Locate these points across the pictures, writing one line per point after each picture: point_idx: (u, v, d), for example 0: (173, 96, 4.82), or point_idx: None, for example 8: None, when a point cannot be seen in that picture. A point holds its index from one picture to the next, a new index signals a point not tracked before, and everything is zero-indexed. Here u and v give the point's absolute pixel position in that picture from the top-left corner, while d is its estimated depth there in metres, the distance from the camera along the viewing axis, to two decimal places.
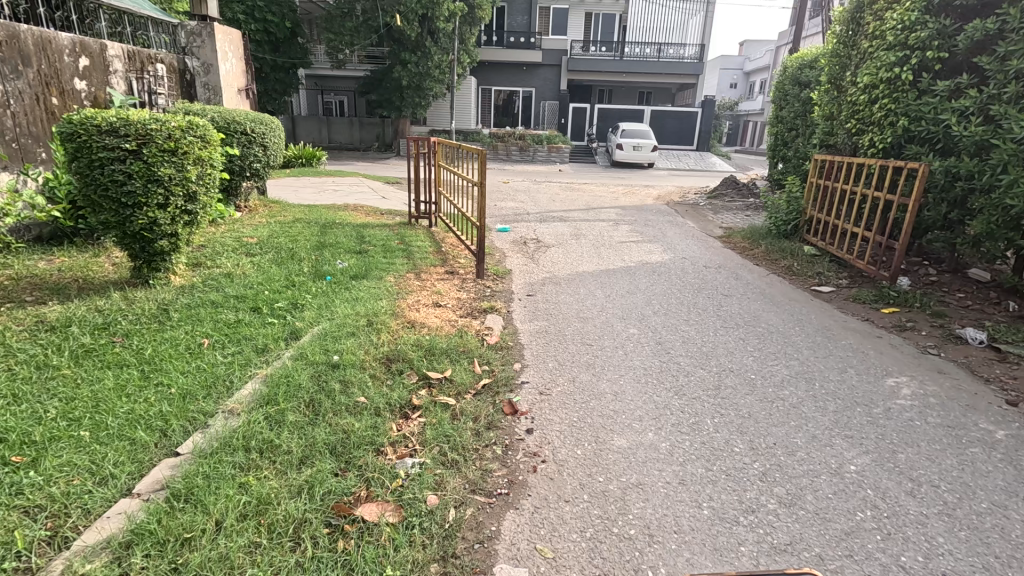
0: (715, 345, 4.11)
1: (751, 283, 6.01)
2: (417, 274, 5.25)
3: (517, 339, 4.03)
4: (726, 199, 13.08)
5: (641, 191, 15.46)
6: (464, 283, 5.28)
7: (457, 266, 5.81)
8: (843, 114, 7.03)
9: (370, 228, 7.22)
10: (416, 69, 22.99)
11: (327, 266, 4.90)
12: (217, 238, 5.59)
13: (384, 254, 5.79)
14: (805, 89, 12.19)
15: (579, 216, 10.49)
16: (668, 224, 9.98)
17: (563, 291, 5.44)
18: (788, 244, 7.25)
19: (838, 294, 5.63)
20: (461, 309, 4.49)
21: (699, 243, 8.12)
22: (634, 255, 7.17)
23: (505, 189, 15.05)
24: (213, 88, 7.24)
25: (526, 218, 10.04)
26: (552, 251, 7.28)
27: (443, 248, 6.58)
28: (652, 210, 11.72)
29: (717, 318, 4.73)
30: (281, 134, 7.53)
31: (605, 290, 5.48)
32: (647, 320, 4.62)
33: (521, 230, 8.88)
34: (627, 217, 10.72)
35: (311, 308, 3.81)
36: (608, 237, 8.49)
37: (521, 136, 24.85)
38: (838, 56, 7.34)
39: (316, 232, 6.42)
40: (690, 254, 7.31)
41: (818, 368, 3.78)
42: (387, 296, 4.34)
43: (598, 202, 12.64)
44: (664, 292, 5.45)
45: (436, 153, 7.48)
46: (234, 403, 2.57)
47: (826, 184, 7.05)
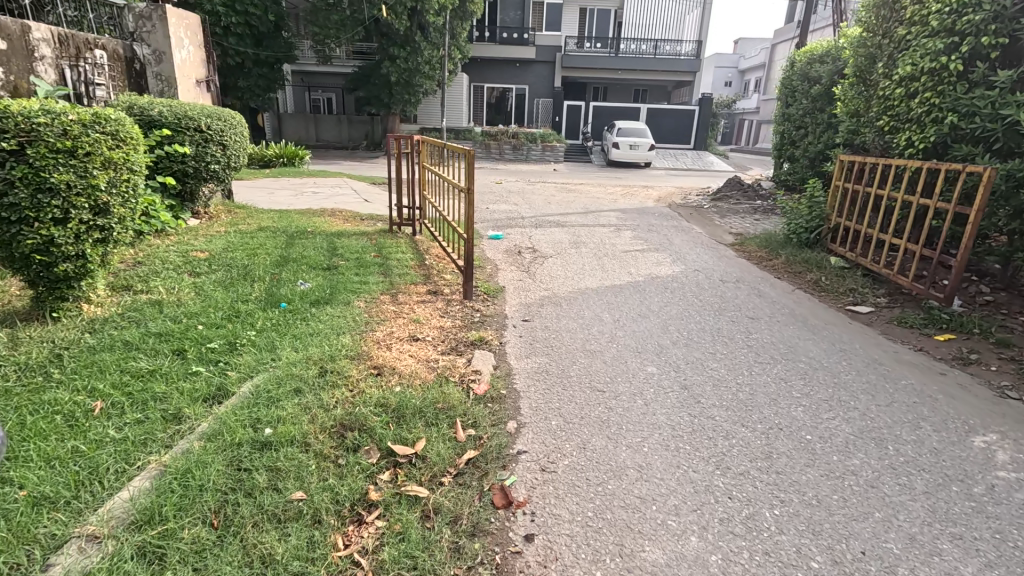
0: (753, 390, 3.36)
1: (776, 302, 5.29)
2: (394, 297, 4.46)
3: (511, 385, 3.26)
4: (731, 200, 12.39)
5: (640, 192, 14.76)
6: (449, 306, 4.50)
7: (441, 284, 5.03)
8: (872, 110, 6.32)
9: (345, 238, 6.43)
10: (405, 64, 22.14)
11: (284, 290, 4.10)
12: (158, 252, 4.78)
13: (357, 271, 4.99)
14: (815, 85, 11.49)
15: (577, 221, 9.75)
16: (673, 230, 9.25)
17: (564, 313, 4.68)
18: (812, 255, 6.54)
19: (879, 316, 4.91)
20: (443, 343, 3.71)
21: (710, 252, 7.39)
22: (641, 267, 6.43)
23: (498, 190, 14.29)
24: (166, 80, 6.42)
25: (520, 223, 9.29)
26: (549, 263, 6.52)
27: (427, 261, 5.79)
28: (655, 213, 11.00)
29: (747, 350, 3.98)
30: (245, 131, 6.67)
31: (613, 312, 4.72)
32: (667, 353, 3.86)
33: (515, 237, 8.12)
34: (628, 221, 9.98)
35: (251, 352, 3.01)
36: (611, 245, 7.75)
37: (515, 135, 24.05)
38: (866, 46, 6.62)
39: (281, 243, 5.63)
40: (703, 266, 6.58)
41: (885, 423, 3.04)
42: (351, 329, 3.55)
43: (597, 205, 11.90)
44: (681, 315, 4.70)
45: (420, 152, 6.70)
46: (98, 524, 1.78)
47: (854, 189, 6.33)
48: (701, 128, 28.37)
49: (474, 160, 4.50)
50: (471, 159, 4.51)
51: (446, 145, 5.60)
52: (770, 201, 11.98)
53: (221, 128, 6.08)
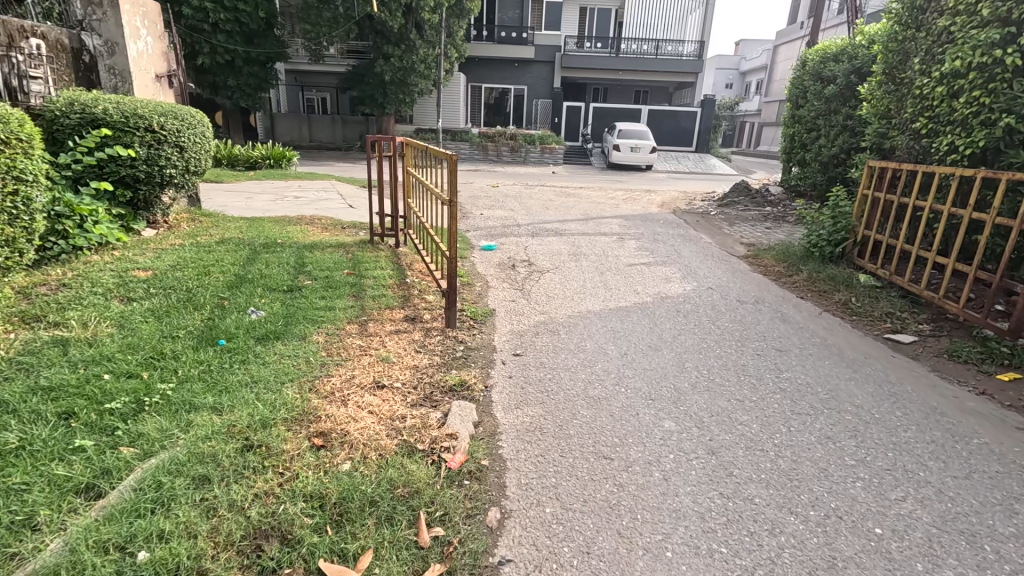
0: (796, 456, 2.71)
1: (804, 328, 4.64)
2: (363, 326, 3.82)
3: (495, 450, 2.62)
4: (739, 207, 11.76)
5: (642, 197, 14.14)
6: (428, 337, 3.85)
7: (421, 308, 4.38)
8: (906, 111, 5.69)
9: (318, 251, 5.79)
10: (400, 63, 21.52)
11: (227, 322, 3.43)
12: (90, 272, 4.12)
13: (324, 293, 4.34)
14: (828, 85, 10.86)
15: (576, 229, 9.11)
16: (680, 239, 8.63)
17: (563, 344, 4.03)
18: (838, 271, 5.90)
19: (925, 347, 4.27)
20: (415, 390, 3.06)
21: (723, 266, 6.76)
22: (648, 284, 5.79)
23: (494, 194, 13.68)
24: (120, 74, 5.75)
25: (516, 232, 8.65)
26: (546, 279, 5.88)
27: (407, 279, 5.14)
28: (659, 221, 10.35)
29: (781, 396, 3.33)
30: (206, 131, 6.00)
31: (618, 343, 4.07)
32: (686, 401, 3.21)
33: (510, 248, 7.48)
34: (631, 229, 9.36)
35: (160, 417, 2.35)
36: (614, 257, 7.12)
37: (513, 136, 23.42)
38: (897, 40, 5.98)
39: (241, 258, 4.98)
40: (719, 284, 5.93)
41: (970, 507, 2.39)
42: (299, 377, 2.90)
43: (597, 211, 11.26)
44: (698, 348, 4.04)
45: (404, 155, 6.04)
46: None
47: (884, 198, 5.69)
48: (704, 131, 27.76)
49: (457, 167, 3.84)
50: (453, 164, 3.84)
51: (429, 149, 4.94)
52: (781, 208, 11.35)
53: (178, 128, 5.39)
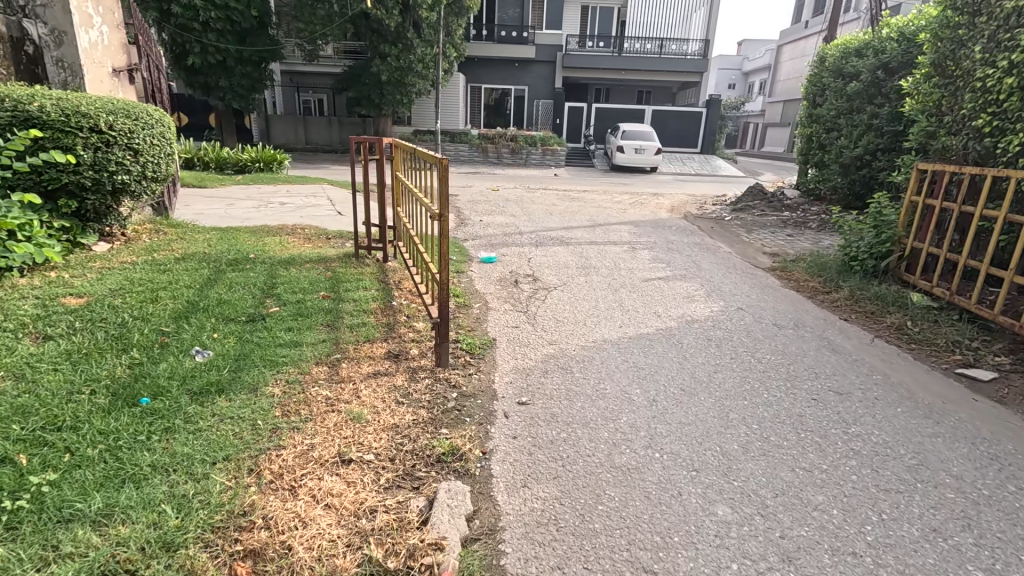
0: (902, 565, 2.01)
1: (860, 361, 3.94)
2: (334, 368, 3.14)
3: (495, 561, 1.94)
4: (754, 211, 11.08)
5: (650, 201, 13.46)
6: (413, 381, 3.16)
7: (406, 341, 3.69)
8: (962, 107, 5.00)
9: (294, 267, 5.10)
10: (397, 63, 20.89)
11: (159, 368, 2.73)
12: (7, 300, 3.42)
13: (291, 322, 3.66)
14: (851, 82, 10.18)
15: (583, 238, 8.42)
16: (697, 248, 7.95)
17: (578, 387, 3.33)
18: (884, 288, 5.21)
19: (1009, 387, 3.58)
20: (391, 465, 2.37)
21: (749, 282, 6.07)
22: (669, 304, 5.10)
23: (494, 199, 13.02)
24: (70, 67, 5.01)
25: (517, 241, 7.99)
26: (553, 299, 5.19)
27: (394, 302, 4.46)
28: (671, 227, 9.69)
29: (858, 465, 2.63)
30: (167, 132, 5.30)
31: (644, 384, 3.38)
32: (740, 475, 2.51)
33: (512, 260, 6.81)
34: (643, 237, 8.67)
35: (18, 538, 1.66)
36: (628, 270, 6.44)
37: (513, 137, 22.75)
38: (948, 28, 5.30)
39: (200, 278, 4.29)
40: (751, 304, 5.23)
41: None
42: (238, 453, 2.21)
43: (604, 217, 10.59)
44: (741, 391, 3.35)
45: (394, 157, 5.34)
46: None
47: (937, 205, 5.00)
48: (709, 132, 27.02)
49: (449, 174, 3.12)
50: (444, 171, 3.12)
51: (418, 152, 4.23)
52: (800, 213, 10.66)
53: (131, 128, 4.71)
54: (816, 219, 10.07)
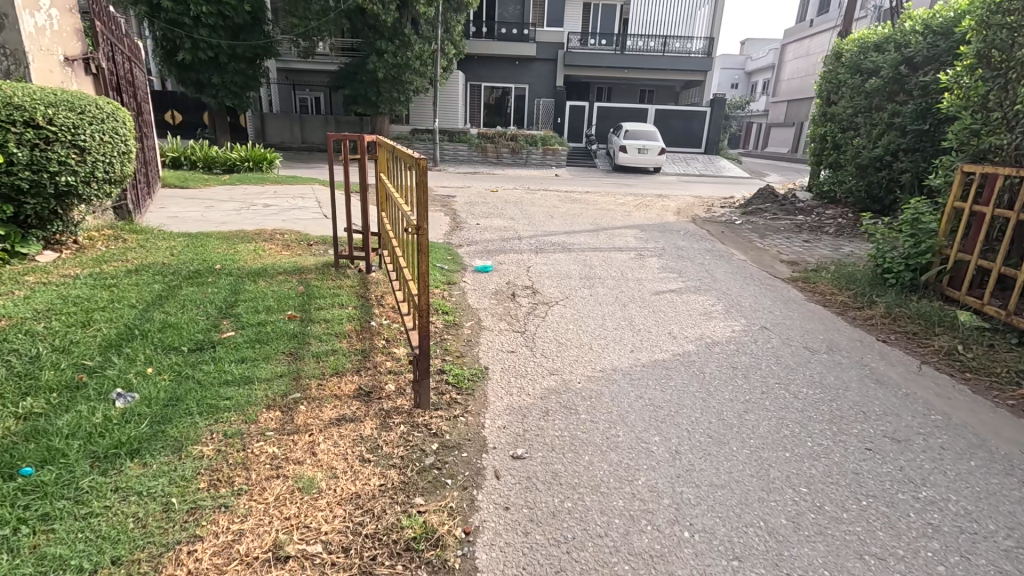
0: None
1: (912, 395, 3.39)
2: (289, 414, 2.59)
3: None
4: (766, 215, 10.52)
5: (656, 203, 12.90)
6: (385, 430, 2.61)
7: (381, 373, 3.14)
8: (1015, 102, 4.44)
9: (264, 279, 4.56)
10: (394, 60, 20.35)
11: (61, 424, 2.19)
12: None
13: (246, 351, 3.10)
14: (870, 79, 9.63)
15: (587, 243, 7.87)
16: (709, 256, 7.39)
17: (585, 434, 2.78)
18: (925, 306, 4.66)
19: None
20: (343, 560, 1.83)
21: (770, 295, 5.51)
22: (685, 322, 4.55)
23: (493, 201, 12.47)
24: (13, 55, 4.46)
25: (516, 247, 7.44)
26: (555, 315, 4.64)
27: (372, 322, 3.90)
28: (679, 232, 9.13)
29: (943, 549, 2.07)
30: (123, 128, 4.74)
31: (663, 430, 2.84)
32: (794, 568, 1.96)
33: (510, 268, 6.27)
34: (650, 243, 8.11)
35: None
36: (637, 281, 5.88)
37: (513, 137, 22.18)
38: (997, 14, 4.74)
39: (149, 295, 3.73)
40: (777, 322, 4.68)
41: None
42: (134, 553, 1.69)
43: (608, 221, 10.03)
44: (780, 439, 2.79)
45: (376, 154, 4.75)
46: None
47: (990, 212, 4.43)
48: (714, 132, 26.44)
49: (428, 179, 2.55)
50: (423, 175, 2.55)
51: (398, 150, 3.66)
52: (814, 217, 10.11)
53: (76, 123, 4.14)
54: (833, 223, 9.51)
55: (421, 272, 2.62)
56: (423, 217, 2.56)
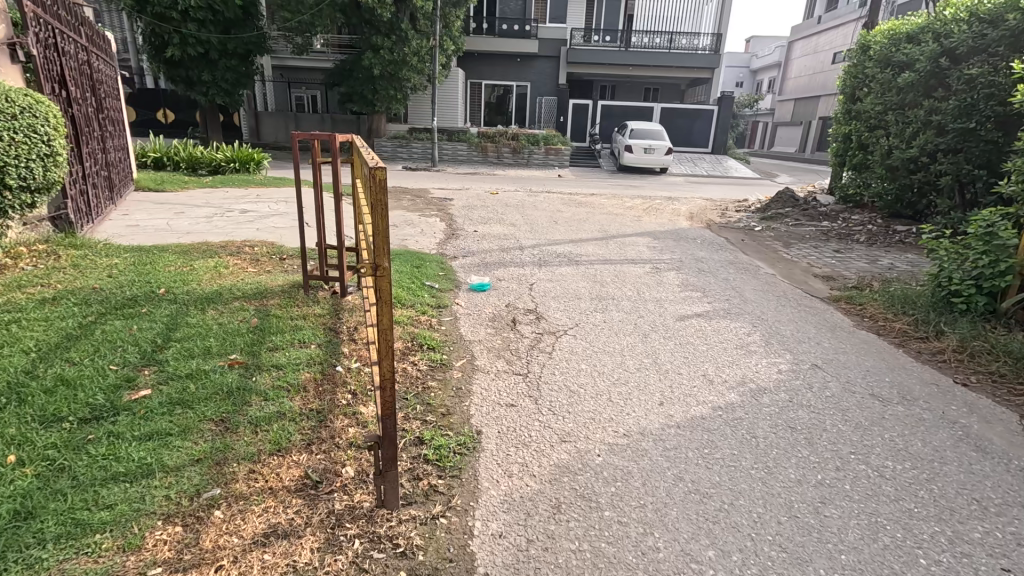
0: None
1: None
2: (194, 531, 1.84)
3: None
4: (788, 220, 9.74)
5: (666, 206, 12.14)
6: (328, 554, 1.85)
7: (339, 449, 2.39)
8: None
9: (214, 308, 3.81)
10: (391, 56, 19.45)
11: None
12: None
13: (156, 420, 2.35)
14: (904, 73, 8.85)
15: (595, 254, 7.10)
16: (733, 269, 6.63)
17: (613, 548, 2.03)
18: (1008, 340, 3.89)
19: None
20: None
21: (813, 321, 4.75)
22: (720, 360, 3.79)
23: (493, 204, 11.72)
24: None
25: (517, 259, 6.69)
26: (564, 350, 3.88)
27: (337, 367, 3.13)
28: (696, 241, 8.37)
29: None
30: (45, 125, 3.97)
31: (719, 539, 2.08)
32: None
33: (510, 286, 5.50)
34: (666, 253, 7.35)
35: None
36: (656, 302, 5.10)
37: (514, 136, 21.40)
38: None
39: (54, 336, 2.98)
40: (831, 360, 3.90)
41: None
42: None
43: (616, 227, 9.26)
44: (877, 554, 2.04)
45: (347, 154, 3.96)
46: None
47: None
48: (721, 131, 25.66)
49: (386, 192, 1.76)
50: (377, 188, 1.75)
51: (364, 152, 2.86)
52: (841, 223, 9.33)
53: None
54: (862, 231, 8.74)
55: (378, 329, 1.86)
56: (380, 251, 1.79)
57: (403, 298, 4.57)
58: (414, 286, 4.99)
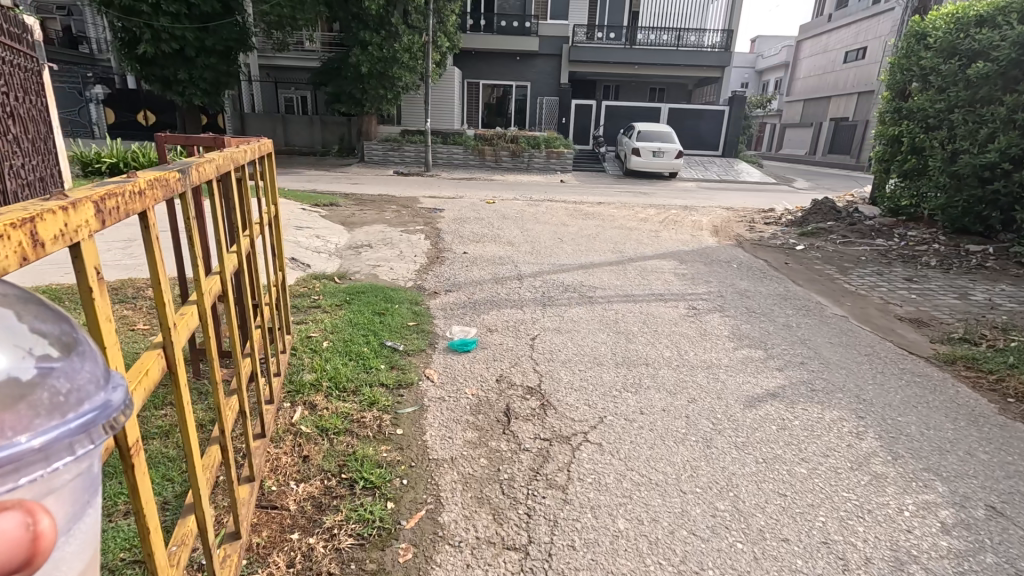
0: None
1: None
2: None
3: None
4: (833, 237, 8.32)
5: (684, 218, 10.74)
6: None
7: None
8: None
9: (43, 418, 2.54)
10: (379, 53, 18.02)
11: None
12: None
13: None
14: (975, 63, 7.55)
15: (613, 287, 5.65)
16: (789, 307, 5.21)
17: None
18: None
19: None
20: None
21: (939, 406, 3.29)
22: (838, 505, 2.34)
23: (489, 215, 10.32)
24: None
25: (515, 295, 5.28)
26: (586, 479, 2.44)
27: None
28: (731, 264, 6.95)
29: None
30: None
31: None
32: None
33: (504, 341, 4.07)
34: (699, 284, 5.93)
35: None
36: (709, 372, 3.64)
37: (513, 139, 20.03)
38: None
39: None
40: (1010, 496, 2.45)
41: None
42: None
43: (632, 246, 7.83)
44: None
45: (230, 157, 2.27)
46: None
47: None
48: (732, 133, 24.23)
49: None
50: None
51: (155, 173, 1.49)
52: (898, 241, 7.91)
53: None
54: (929, 252, 7.29)
55: None
56: None
57: (344, 379, 3.09)
58: (367, 352, 3.52)
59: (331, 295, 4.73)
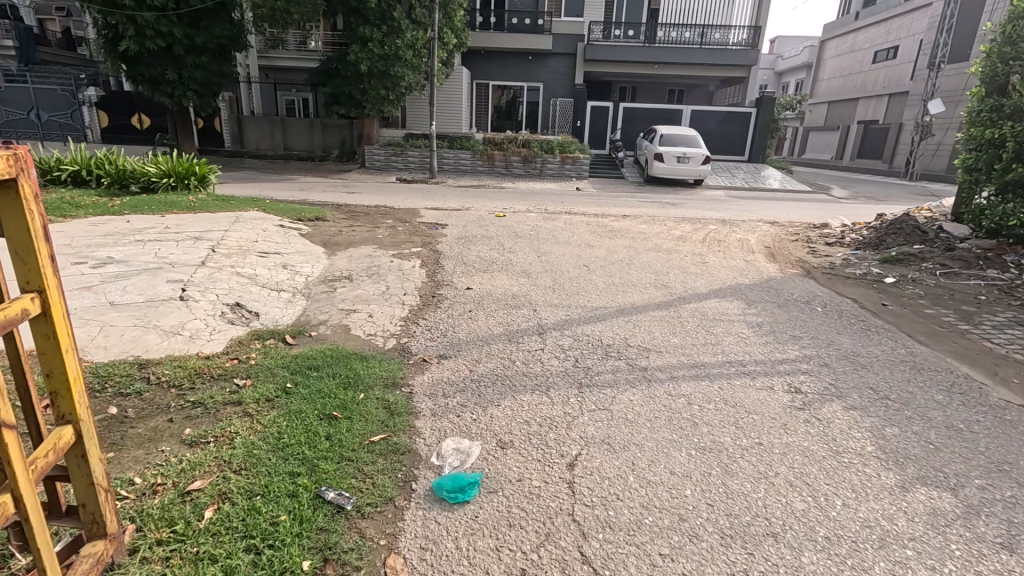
0: None
1: None
2: None
3: None
4: (928, 266, 6.68)
5: (728, 236, 9.12)
6: None
7: None
8: None
9: None
10: (380, 49, 16.59)
11: None
12: None
13: None
14: None
15: (671, 350, 4.07)
16: (934, 389, 3.60)
17: None
18: None
19: None
20: None
21: None
22: None
23: (498, 232, 8.79)
24: None
25: (537, 366, 3.73)
26: None
27: None
28: (814, 307, 5.34)
29: None
30: None
31: None
32: None
33: (527, 475, 2.49)
34: (787, 343, 4.32)
35: None
36: (891, 561, 2.06)
37: (524, 143, 18.51)
38: None
39: None
40: None
41: None
42: None
43: (679, 278, 6.25)
44: None
45: None
46: None
47: None
48: (759, 137, 22.55)
49: None
50: None
51: None
52: (1018, 273, 6.25)
53: None
54: None
55: None
56: None
57: None
58: (283, 527, 2.00)
59: (265, 377, 3.18)
